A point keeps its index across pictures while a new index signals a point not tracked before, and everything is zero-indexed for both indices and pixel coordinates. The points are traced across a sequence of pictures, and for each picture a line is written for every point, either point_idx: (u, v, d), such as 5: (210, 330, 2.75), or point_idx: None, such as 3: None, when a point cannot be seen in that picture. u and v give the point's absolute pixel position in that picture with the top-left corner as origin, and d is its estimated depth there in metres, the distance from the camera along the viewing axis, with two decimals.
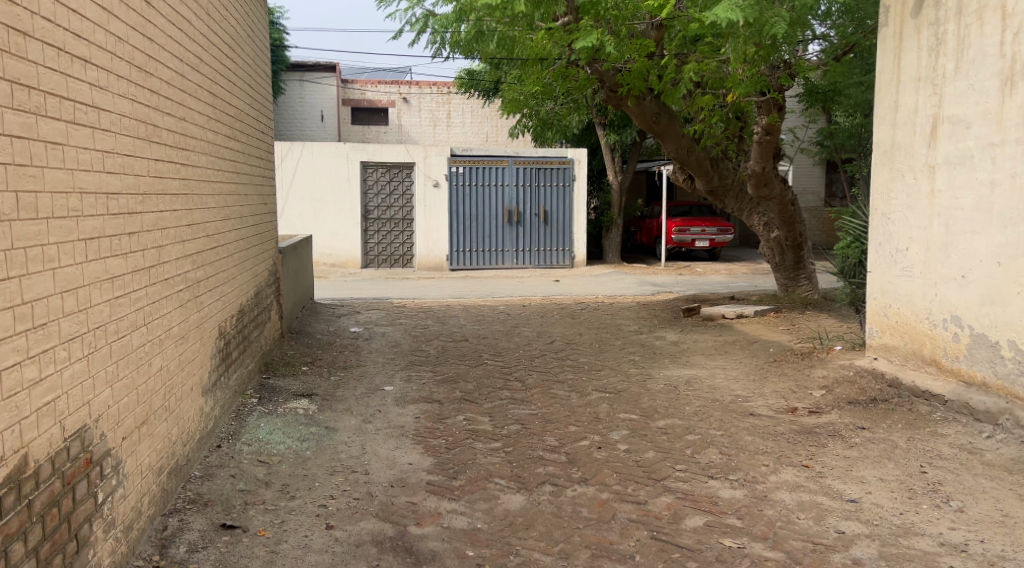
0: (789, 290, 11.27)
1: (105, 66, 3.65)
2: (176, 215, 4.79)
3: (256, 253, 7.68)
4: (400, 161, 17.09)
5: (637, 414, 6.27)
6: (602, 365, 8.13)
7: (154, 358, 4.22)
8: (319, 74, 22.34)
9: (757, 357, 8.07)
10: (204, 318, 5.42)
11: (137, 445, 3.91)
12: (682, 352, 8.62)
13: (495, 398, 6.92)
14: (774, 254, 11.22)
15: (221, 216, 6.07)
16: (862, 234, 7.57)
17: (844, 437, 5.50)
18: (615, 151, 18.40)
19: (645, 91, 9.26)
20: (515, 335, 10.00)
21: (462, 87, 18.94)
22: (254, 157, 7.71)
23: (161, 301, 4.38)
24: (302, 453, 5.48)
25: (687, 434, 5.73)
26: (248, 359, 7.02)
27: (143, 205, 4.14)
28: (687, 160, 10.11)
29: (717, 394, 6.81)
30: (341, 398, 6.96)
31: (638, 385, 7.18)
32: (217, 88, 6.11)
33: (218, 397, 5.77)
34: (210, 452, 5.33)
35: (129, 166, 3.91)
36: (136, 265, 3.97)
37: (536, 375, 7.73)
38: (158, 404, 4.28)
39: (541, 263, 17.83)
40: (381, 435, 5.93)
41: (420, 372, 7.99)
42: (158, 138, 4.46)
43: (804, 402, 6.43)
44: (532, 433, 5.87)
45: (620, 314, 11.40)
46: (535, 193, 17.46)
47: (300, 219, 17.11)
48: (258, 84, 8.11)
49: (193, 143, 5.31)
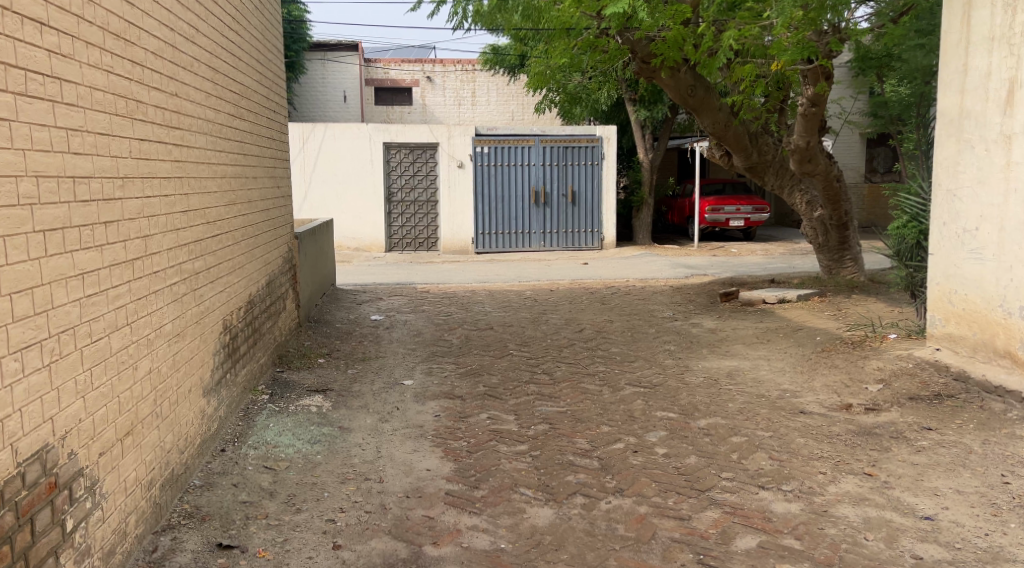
0: (833, 271, 10.65)
1: (69, 31, 3.21)
2: (167, 201, 4.36)
3: (268, 239, 7.24)
4: (424, 142, 16.58)
5: (676, 412, 5.75)
6: (635, 355, 7.61)
7: (140, 360, 3.80)
8: (341, 53, 21.93)
9: (803, 346, 7.49)
10: (204, 313, 4.99)
11: (122, 459, 3.51)
12: (721, 341, 8.07)
13: (521, 393, 6.44)
14: (817, 234, 10.58)
15: (224, 200, 5.64)
16: (922, 212, 6.94)
17: (909, 439, 4.95)
18: (646, 128, 17.79)
19: (680, 63, 8.64)
20: (542, 323, 9.50)
21: (487, 64, 18.39)
22: (264, 137, 7.25)
23: (147, 297, 3.95)
24: (312, 458, 5.05)
25: (733, 435, 5.21)
26: (260, 352, 6.63)
27: (124, 190, 3.70)
28: (724, 136, 9.48)
29: (762, 389, 6.27)
30: (357, 394, 6.53)
31: (675, 379, 6.66)
32: (219, 62, 5.66)
33: (222, 396, 5.35)
34: (213, 457, 4.93)
35: (103, 145, 3.47)
36: (115, 258, 3.54)
37: (565, 368, 7.23)
38: (148, 411, 3.88)
39: (569, 245, 17.29)
40: (398, 436, 5.50)
41: (442, 364, 7.54)
42: (143, 115, 4.02)
43: (860, 398, 5.85)
44: (561, 434, 5.39)
45: (653, 299, 10.84)
46: (563, 172, 16.90)
47: (323, 203, 16.73)
48: (270, 60, 7.67)
49: (189, 121, 4.86)
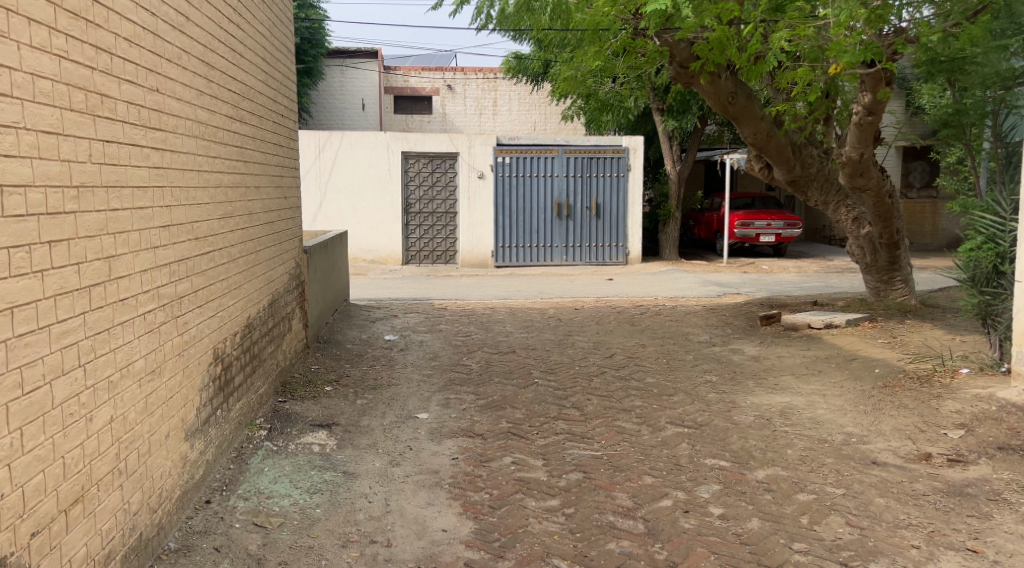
0: (881, 293, 9.82)
1: (4, 2, 2.57)
2: (144, 214, 3.72)
3: (271, 255, 6.57)
4: (444, 151, 15.97)
5: (727, 460, 5.02)
6: (673, 388, 6.85)
7: (98, 409, 3.16)
8: (359, 60, 21.33)
9: (861, 380, 6.69)
10: (189, 344, 4.33)
11: (67, 534, 2.87)
12: (767, 372, 7.30)
13: (549, 433, 5.71)
14: (864, 254, 9.72)
15: (218, 214, 4.98)
16: (998, 232, 6.22)
17: (1011, 503, 4.20)
18: (674, 139, 17.03)
19: (720, 68, 7.90)
20: (568, 346, 8.77)
21: (510, 72, 17.61)
22: (270, 143, 6.61)
23: (113, 330, 3.32)
24: (310, 512, 4.37)
25: (799, 491, 4.45)
26: (259, 381, 5.96)
27: (79, 201, 3.03)
28: (765, 147, 8.70)
29: (823, 432, 5.47)
30: (366, 430, 5.84)
31: (723, 418, 5.89)
32: (215, 57, 5.02)
33: (210, 437, 4.69)
34: (194, 511, 4.26)
35: (50, 147, 2.83)
36: (64, 285, 2.90)
37: (597, 402, 6.48)
38: (107, 470, 3.23)
39: (592, 260, 16.55)
40: (410, 485, 4.80)
41: (460, 395, 6.81)
42: (110, 112, 3.37)
43: (940, 446, 5.06)
44: (597, 486, 4.68)
45: (687, 321, 10.08)
46: (587, 184, 16.21)
47: (339, 213, 16.11)
48: (279, 59, 7.04)
49: (174, 122, 4.21)
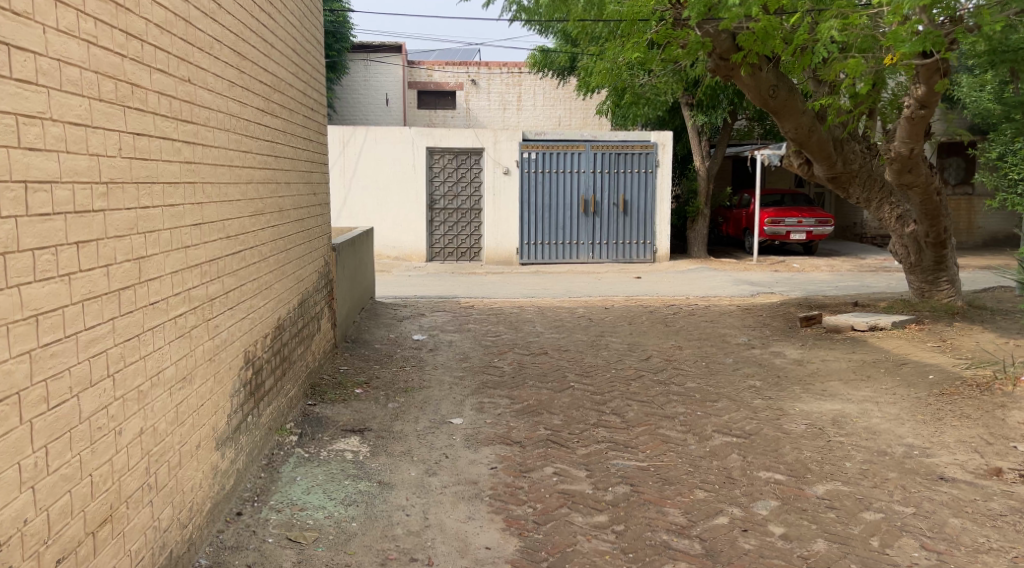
0: (926, 294, 9.46)
1: None
2: (175, 212, 3.51)
3: (301, 253, 6.36)
4: (470, 147, 15.72)
5: (783, 473, 4.75)
6: (716, 393, 6.57)
7: (127, 421, 2.95)
8: (383, 54, 21.13)
9: (915, 387, 6.37)
10: (220, 348, 4.12)
11: (94, 558, 2.68)
12: (814, 377, 6.98)
13: (590, 441, 5.45)
14: (908, 253, 9.35)
15: (249, 210, 4.77)
16: None
17: None
18: (703, 134, 16.68)
19: (762, 60, 7.58)
20: (602, 348, 8.49)
21: (536, 66, 17.24)
22: (300, 138, 6.39)
23: (143, 336, 3.11)
24: (346, 526, 4.15)
25: (864, 509, 4.18)
26: (289, 384, 5.76)
27: (108, 198, 2.82)
28: (807, 143, 8.37)
29: (881, 443, 5.17)
30: (400, 436, 5.61)
31: (772, 427, 5.61)
32: (247, 46, 4.81)
33: (241, 444, 4.49)
34: (225, 524, 4.06)
35: (77, 140, 2.61)
36: (93, 289, 2.68)
37: (637, 408, 6.21)
38: (137, 485, 3.03)
39: (619, 258, 16.26)
40: (449, 496, 4.57)
41: (494, 399, 6.56)
42: (141, 103, 3.15)
43: (1010, 461, 4.76)
44: (646, 500, 4.43)
45: (723, 322, 9.77)
46: (615, 180, 15.90)
47: (363, 209, 15.93)
48: (309, 51, 6.82)
49: (206, 114, 4.00)
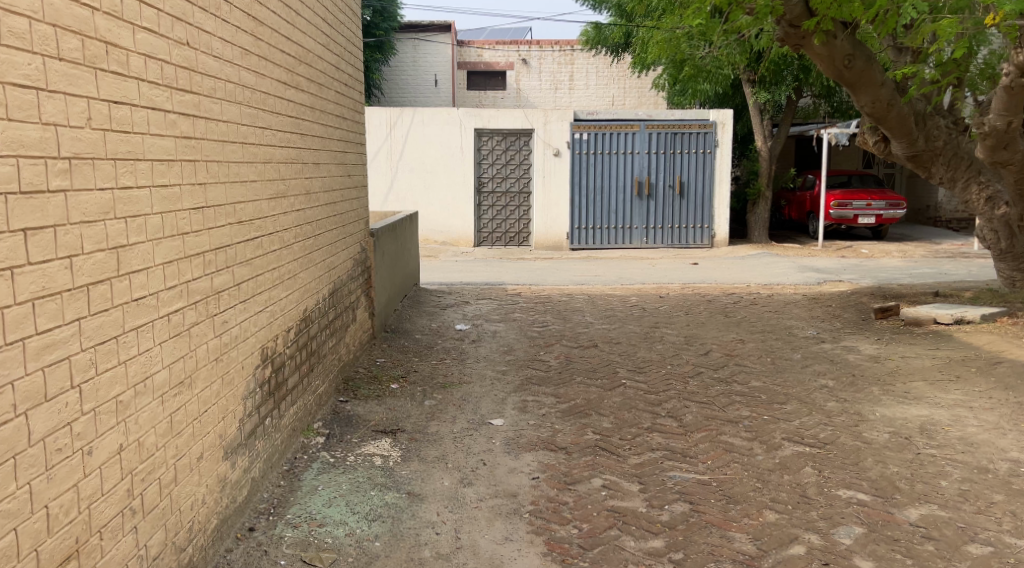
0: (1017, 283, 8.62)
1: None
2: (169, 193, 3.08)
3: (332, 240, 5.91)
4: (519, 128, 15.15)
5: (866, 492, 4.14)
6: (784, 395, 5.93)
7: (101, 439, 2.52)
8: (431, 34, 20.61)
9: (1014, 390, 5.66)
10: (229, 345, 3.69)
11: None
12: (894, 376, 6.28)
13: (644, 449, 4.91)
14: (999, 238, 8.52)
15: (267, 193, 4.31)
16: None
17: None
18: (766, 112, 15.79)
19: (837, 26, 6.81)
20: (656, 341, 7.90)
21: (589, 43, 16.51)
22: (332, 115, 5.94)
23: (122, 336, 2.67)
24: (368, 547, 3.70)
25: (969, 542, 3.59)
26: (317, 381, 5.33)
27: (72, 176, 2.38)
28: (885, 118, 7.60)
29: (982, 458, 4.52)
30: (435, 438, 5.15)
31: (851, 436, 4.98)
32: (265, 11, 4.35)
33: (256, 451, 4.05)
34: (234, 542, 3.64)
35: (28, 106, 2.19)
36: (48, 285, 2.26)
37: (696, 410, 5.63)
38: (115, 511, 2.61)
39: (675, 243, 15.55)
40: (486, 512, 4.09)
41: (538, 397, 6.05)
42: (119, 65, 2.70)
43: None
44: (709, 523, 3.88)
45: (789, 313, 9.07)
46: (670, 161, 15.17)
47: (410, 194, 15.56)
48: (342, 21, 6.34)
49: (210, 84, 3.55)
